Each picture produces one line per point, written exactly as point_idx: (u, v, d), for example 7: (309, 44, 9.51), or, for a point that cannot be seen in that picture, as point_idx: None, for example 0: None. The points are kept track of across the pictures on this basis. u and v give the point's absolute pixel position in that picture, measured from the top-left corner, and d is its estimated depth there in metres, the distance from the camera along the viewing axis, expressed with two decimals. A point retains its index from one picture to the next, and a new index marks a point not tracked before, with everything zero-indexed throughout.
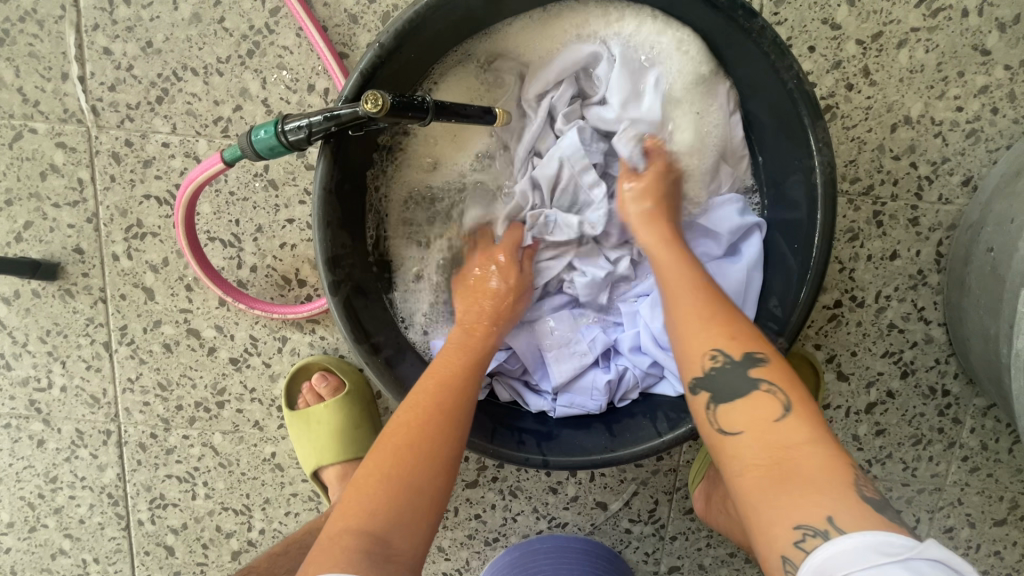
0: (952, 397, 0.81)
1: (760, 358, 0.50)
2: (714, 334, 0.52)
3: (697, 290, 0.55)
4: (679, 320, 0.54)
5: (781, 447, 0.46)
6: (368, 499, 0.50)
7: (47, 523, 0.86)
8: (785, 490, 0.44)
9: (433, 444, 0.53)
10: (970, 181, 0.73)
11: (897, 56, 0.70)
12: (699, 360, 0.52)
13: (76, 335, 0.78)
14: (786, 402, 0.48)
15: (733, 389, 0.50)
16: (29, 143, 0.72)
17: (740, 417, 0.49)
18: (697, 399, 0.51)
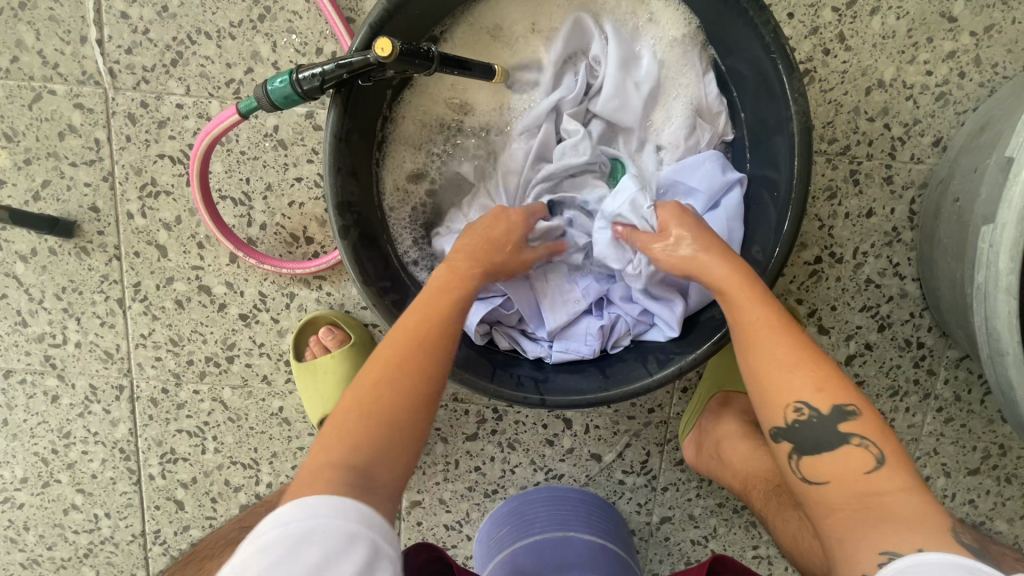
0: (927, 349, 0.86)
1: (849, 410, 0.51)
2: (801, 384, 0.52)
3: (790, 334, 0.54)
4: (759, 370, 0.54)
5: (866, 495, 0.49)
6: (354, 432, 0.52)
7: (60, 479, 0.89)
8: (878, 527, 0.47)
9: (415, 380, 0.54)
10: (939, 141, 0.78)
11: (871, 23, 0.75)
12: (782, 411, 0.53)
13: (91, 292, 0.81)
14: (879, 454, 0.50)
15: (816, 441, 0.52)
16: (48, 104, 0.75)
17: (832, 467, 0.51)
18: (778, 447, 0.54)
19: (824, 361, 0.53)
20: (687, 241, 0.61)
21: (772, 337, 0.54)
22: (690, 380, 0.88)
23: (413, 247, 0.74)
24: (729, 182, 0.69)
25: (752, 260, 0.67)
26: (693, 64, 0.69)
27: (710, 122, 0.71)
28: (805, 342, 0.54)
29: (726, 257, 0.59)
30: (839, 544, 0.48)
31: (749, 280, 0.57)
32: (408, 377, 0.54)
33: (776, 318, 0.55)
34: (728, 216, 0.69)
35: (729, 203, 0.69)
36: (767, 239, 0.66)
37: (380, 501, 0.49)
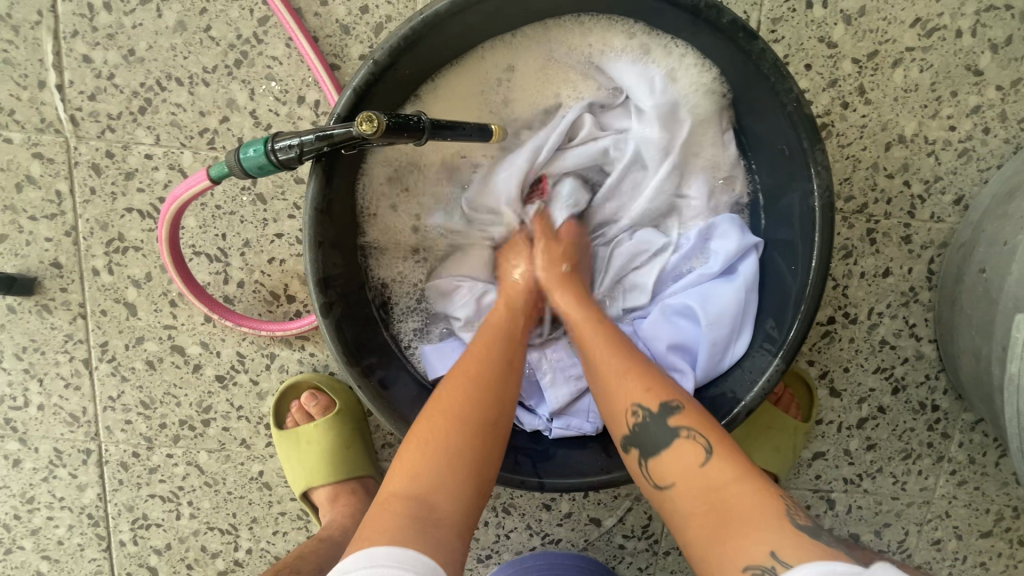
0: (941, 411, 0.82)
1: (674, 405, 0.51)
2: (633, 387, 0.53)
3: (616, 350, 0.56)
4: (598, 377, 0.56)
5: (710, 489, 0.47)
6: (414, 464, 0.49)
7: (24, 545, 0.83)
8: (724, 531, 0.44)
9: (484, 403, 0.52)
10: (961, 200, 0.74)
11: (892, 75, 0.70)
12: (622, 419, 0.53)
13: (54, 352, 0.75)
14: (707, 445, 0.49)
15: (654, 442, 0.51)
16: (4, 153, 0.69)
17: (668, 470, 0.50)
18: (629, 456, 0.53)
19: (638, 364, 0.55)
20: (562, 270, 0.64)
21: (600, 351, 0.56)
22: None
23: (405, 316, 0.69)
24: (748, 247, 0.65)
25: (766, 334, 0.63)
26: (713, 120, 0.64)
27: (726, 185, 0.67)
28: (614, 351, 0.56)
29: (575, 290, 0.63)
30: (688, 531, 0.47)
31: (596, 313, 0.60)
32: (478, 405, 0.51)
33: (599, 318, 0.60)
34: (744, 285, 0.64)
35: (744, 271, 0.65)
36: (782, 312, 0.61)
37: (447, 539, 0.45)
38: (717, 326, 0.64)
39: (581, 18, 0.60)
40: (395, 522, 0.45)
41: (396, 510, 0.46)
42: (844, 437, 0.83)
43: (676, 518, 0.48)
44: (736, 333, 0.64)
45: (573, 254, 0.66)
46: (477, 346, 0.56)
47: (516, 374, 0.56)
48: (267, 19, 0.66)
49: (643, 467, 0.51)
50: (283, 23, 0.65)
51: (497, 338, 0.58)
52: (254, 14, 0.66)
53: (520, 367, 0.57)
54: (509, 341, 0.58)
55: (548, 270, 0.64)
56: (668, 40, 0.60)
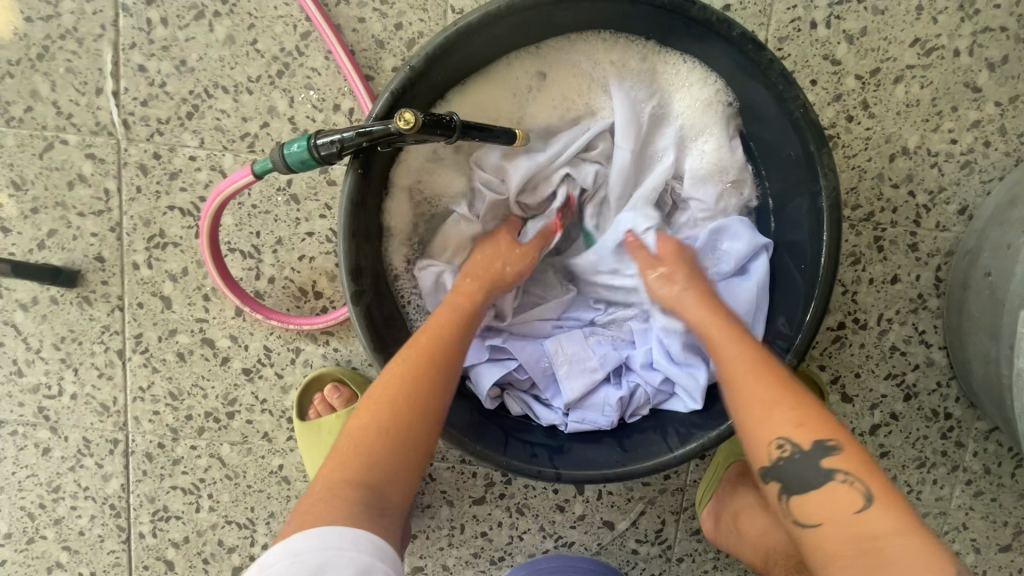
0: (954, 419, 0.83)
1: (831, 445, 0.52)
2: (782, 420, 0.53)
3: (777, 380, 0.55)
4: (741, 407, 0.55)
5: (867, 535, 0.48)
6: (359, 447, 0.53)
7: (46, 535, 0.85)
8: (878, 574, 0.46)
9: (426, 395, 0.55)
10: (965, 210, 0.76)
11: (894, 91, 0.74)
12: (765, 449, 0.53)
13: (90, 342, 0.79)
14: (866, 491, 0.50)
15: (803, 479, 0.52)
16: (59, 154, 0.74)
17: (816, 509, 0.51)
18: (767, 488, 0.54)
19: (810, 403, 0.53)
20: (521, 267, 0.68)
21: (752, 381, 0.55)
22: None
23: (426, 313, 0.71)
24: (759, 247, 0.67)
25: (777, 331, 0.65)
26: (721, 126, 0.66)
27: (735, 188, 0.69)
28: (776, 379, 0.55)
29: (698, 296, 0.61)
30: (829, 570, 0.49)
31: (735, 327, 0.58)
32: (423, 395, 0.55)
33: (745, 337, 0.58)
34: (756, 283, 0.66)
35: (756, 270, 0.67)
36: (793, 309, 0.64)
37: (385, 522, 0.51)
38: None
39: (600, 33, 0.65)
40: (343, 511, 0.49)
41: (344, 500, 0.50)
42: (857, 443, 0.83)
43: (817, 556, 0.50)
44: (748, 331, 0.66)
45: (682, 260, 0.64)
46: (426, 338, 0.59)
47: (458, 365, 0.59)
48: (308, 34, 0.72)
49: (781, 501, 0.53)
50: (324, 37, 0.70)
51: (451, 325, 0.61)
52: (297, 29, 0.72)
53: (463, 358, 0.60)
54: (454, 334, 0.60)
55: (670, 286, 0.63)
56: (680, 55, 0.65)
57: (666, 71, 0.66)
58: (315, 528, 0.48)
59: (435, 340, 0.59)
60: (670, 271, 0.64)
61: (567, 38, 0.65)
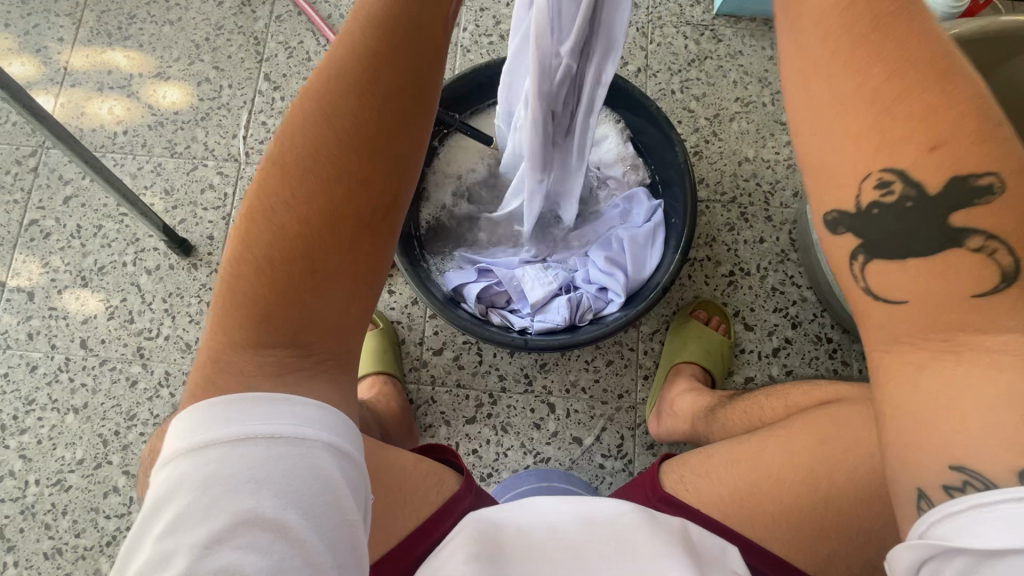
0: (835, 343, 1.08)
1: (981, 185, 0.36)
2: (906, 140, 0.36)
3: (904, 49, 0.36)
4: (833, 132, 0.38)
5: (959, 308, 0.37)
6: (264, 306, 0.48)
7: (112, 460, 1.02)
8: (963, 410, 0.37)
9: (330, 233, 0.48)
10: (796, 193, 1.15)
11: (731, 126, 1.18)
12: (862, 190, 0.38)
13: (189, 296, 1.09)
14: (1008, 268, 0.36)
15: (900, 235, 0.38)
16: (201, 172, 1.15)
17: (916, 280, 0.38)
18: (841, 240, 0.41)
19: (952, 86, 0.36)
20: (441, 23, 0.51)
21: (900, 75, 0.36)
22: (650, 369, 1.07)
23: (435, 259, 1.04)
24: (654, 204, 1.03)
25: (668, 247, 0.98)
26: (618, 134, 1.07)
27: (634, 170, 1.07)
28: (902, 46, 0.36)
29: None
30: (886, 372, 0.40)
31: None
32: (303, 217, 0.47)
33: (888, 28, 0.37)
34: (655, 224, 1.00)
35: (655, 217, 1.01)
36: (677, 232, 0.98)
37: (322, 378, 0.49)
38: (637, 245, 0.98)
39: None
40: (257, 368, 0.47)
41: (251, 356, 0.48)
42: (765, 364, 1.07)
43: (889, 349, 0.40)
44: (651, 253, 0.99)
45: None
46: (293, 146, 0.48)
47: (358, 192, 0.48)
48: None
49: (853, 262, 0.40)
50: None
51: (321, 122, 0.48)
52: None
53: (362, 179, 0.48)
54: (334, 160, 0.47)
55: None
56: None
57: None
58: (230, 397, 0.46)
59: (301, 154, 0.48)
60: None
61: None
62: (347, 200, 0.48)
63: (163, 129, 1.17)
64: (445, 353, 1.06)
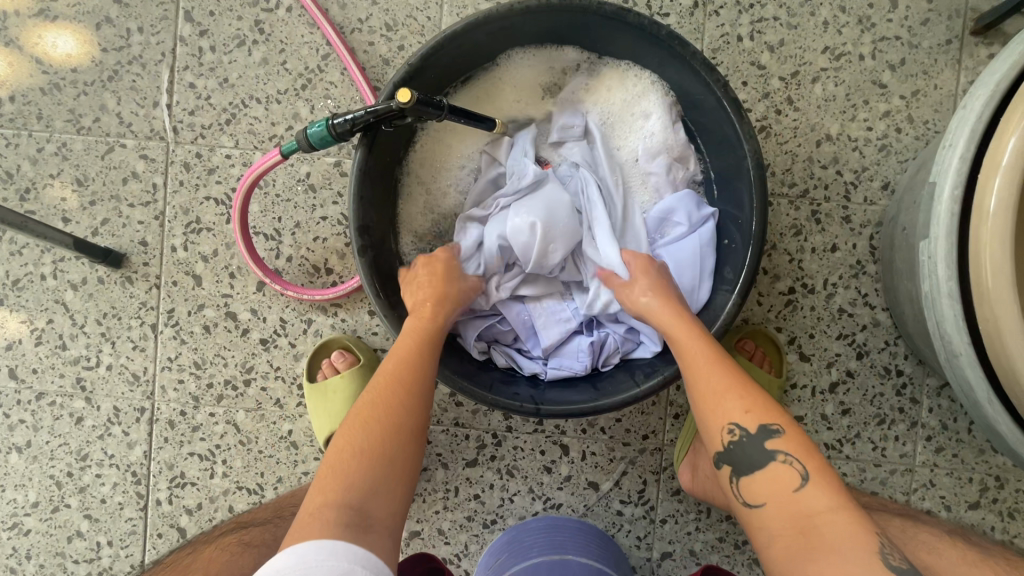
0: (906, 376, 0.90)
1: (774, 429, 0.60)
2: (733, 408, 0.62)
3: (717, 366, 0.64)
4: (699, 396, 0.64)
5: (803, 516, 0.56)
6: (345, 479, 0.60)
7: (70, 503, 0.91)
8: (813, 553, 0.54)
9: (399, 421, 0.64)
10: (888, 185, 0.88)
11: (813, 89, 0.88)
12: (720, 435, 0.62)
13: (128, 317, 0.90)
14: (804, 471, 0.59)
15: (750, 460, 0.60)
16: (118, 155, 0.89)
17: (761, 488, 0.60)
18: (722, 470, 0.62)
19: (750, 386, 0.63)
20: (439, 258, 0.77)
21: (728, 395, 0.63)
22: (682, 406, 0.90)
23: None
24: (704, 215, 0.79)
25: (723, 278, 0.76)
26: (666, 113, 0.80)
27: (683, 164, 0.81)
28: (715, 361, 0.64)
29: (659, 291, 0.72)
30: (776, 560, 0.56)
31: (692, 322, 0.68)
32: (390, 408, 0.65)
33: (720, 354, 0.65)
34: (702, 244, 0.77)
35: (704, 233, 0.78)
36: (736, 261, 0.74)
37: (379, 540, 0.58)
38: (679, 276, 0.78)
39: (553, 45, 0.80)
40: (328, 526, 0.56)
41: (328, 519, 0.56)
42: (819, 401, 0.90)
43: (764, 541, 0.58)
44: (699, 283, 0.77)
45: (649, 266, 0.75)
46: (383, 377, 0.67)
47: (419, 391, 0.67)
48: (328, 55, 0.88)
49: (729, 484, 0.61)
50: (340, 55, 0.86)
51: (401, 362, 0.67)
52: (319, 51, 0.88)
53: (424, 384, 0.67)
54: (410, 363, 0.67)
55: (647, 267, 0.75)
56: (621, 61, 0.80)
57: (610, 76, 0.81)
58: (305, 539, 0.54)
59: (390, 369, 0.67)
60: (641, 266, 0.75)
61: (527, 48, 0.79)
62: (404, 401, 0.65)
63: (62, 94, 0.89)
64: (440, 387, 0.90)
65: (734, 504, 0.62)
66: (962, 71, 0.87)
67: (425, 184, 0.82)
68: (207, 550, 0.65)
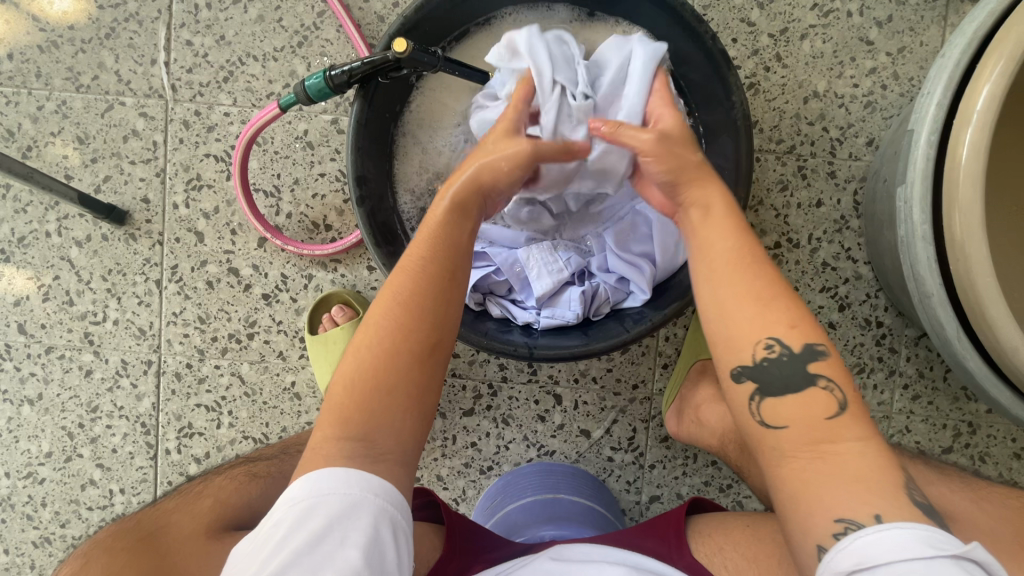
0: (886, 327, 0.94)
1: (820, 350, 0.52)
2: (777, 321, 0.53)
3: (761, 276, 0.55)
4: (733, 301, 0.54)
5: (823, 444, 0.50)
6: (353, 401, 0.56)
7: (82, 453, 0.95)
8: (831, 482, 0.48)
9: (409, 338, 0.57)
10: (872, 141, 0.91)
11: (802, 46, 0.89)
12: (753, 348, 0.53)
13: (133, 273, 0.92)
14: (842, 400, 0.52)
15: (782, 380, 0.52)
16: (118, 113, 0.90)
17: (787, 411, 0.52)
18: (742, 387, 0.53)
19: (799, 302, 0.54)
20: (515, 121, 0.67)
21: (773, 306, 0.53)
22: (670, 357, 0.94)
23: None
24: None
25: None
26: None
27: None
28: (761, 269, 0.55)
29: (720, 189, 0.60)
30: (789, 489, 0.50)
31: (739, 227, 0.58)
32: (402, 323, 0.58)
33: (764, 262, 0.56)
34: None
35: None
36: None
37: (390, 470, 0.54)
38: (667, 225, 0.79)
39: (545, 5, 0.82)
40: (339, 453, 0.53)
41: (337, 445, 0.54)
42: None
43: (778, 464, 0.51)
44: None
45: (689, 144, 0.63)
46: (399, 280, 0.59)
47: (434, 305, 0.59)
48: (323, 12, 0.89)
49: (752, 401, 0.53)
50: (335, 12, 0.86)
51: (428, 260, 0.60)
52: (314, 9, 0.89)
53: (438, 297, 0.59)
54: (426, 272, 0.60)
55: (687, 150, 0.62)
56: (612, 19, 0.82)
57: (601, 33, 0.83)
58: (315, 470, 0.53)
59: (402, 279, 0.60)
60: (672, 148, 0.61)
61: (518, 8, 0.82)
62: (415, 317, 0.58)
63: (60, 52, 0.89)
64: None
65: (744, 420, 0.53)
66: (947, 27, 0.89)
67: (419, 137, 0.83)
68: (216, 481, 0.68)
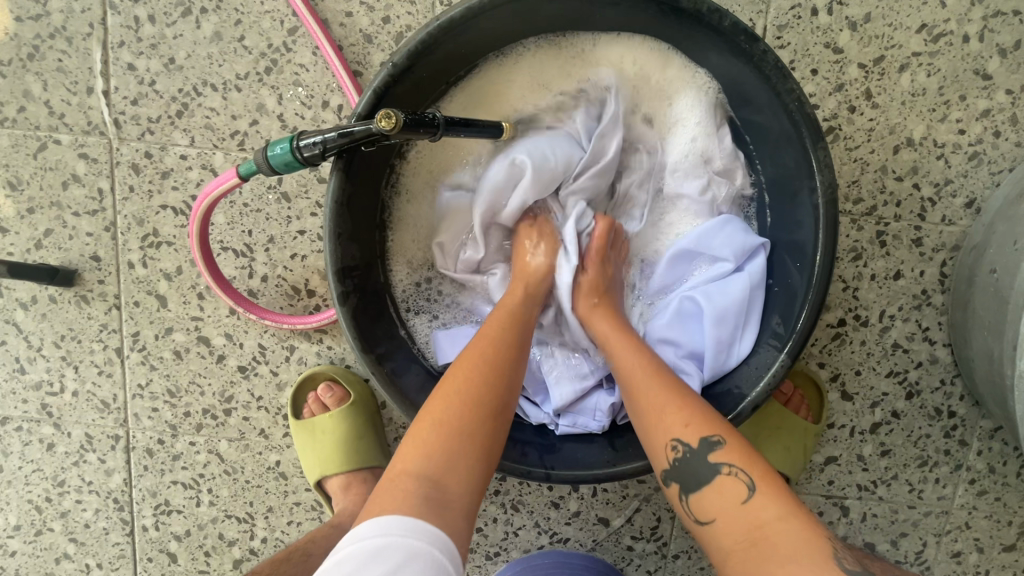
0: (958, 418, 0.80)
1: (716, 440, 0.51)
2: (671, 423, 0.53)
3: (659, 383, 0.55)
4: (637, 405, 0.56)
5: (753, 532, 0.48)
6: (425, 439, 0.51)
7: (53, 527, 0.87)
8: (767, 571, 0.45)
9: (489, 389, 0.53)
10: (973, 203, 0.73)
11: (899, 79, 0.71)
12: (662, 454, 0.53)
13: (89, 341, 0.80)
14: (750, 481, 0.49)
15: (695, 478, 0.51)
16: (52, 154, 0.74)
17: (711, 503, 0.50)
18: (669, 488, 0.53)
19: (692, 400, 0.54)
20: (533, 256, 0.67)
21: (662, 404, 0.54)
22: None
23: (424, 319, 0.72)
24: (754, 247, 0.65)
25: (771, 330, 0.63)
26: (708, 117, 0.65)
27: (727, 178, 0.67)
28: (663, 374, 0.56)
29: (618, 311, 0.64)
30: None
31: (638, 342, 0.60)
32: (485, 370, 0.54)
33: (656, 368, 0.57)
34: (750, 284, 0.65)
35: (753, 270, 0.65)
36: (787, 310, 0.62)
37: (453, 521, 0.48)
38: (722, 324, 0.64)
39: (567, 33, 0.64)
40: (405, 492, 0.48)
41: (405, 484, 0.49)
42: (856, 442, 0.82)
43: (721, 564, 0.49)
44: (743, 330, 0.65)
45: (607, 289, 0.66)
46: (486, 333, 0.58)
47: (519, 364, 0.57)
48: (296, 29, 0.71)
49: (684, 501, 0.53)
50: (311, 32, 0.69)
51: (510, 327, 0.59)
52: (284, 24, 0.71)
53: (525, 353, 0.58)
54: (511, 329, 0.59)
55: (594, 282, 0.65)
56: (656, 44, 0.63)
57: (642, 68, 0.65)
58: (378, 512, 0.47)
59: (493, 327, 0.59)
60: (592, 282, 0.65)
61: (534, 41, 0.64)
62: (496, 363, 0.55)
63: None
64: None
65: (684, 517, 0.53)
66: None
67: (417, 194, 0.68)
68: None
